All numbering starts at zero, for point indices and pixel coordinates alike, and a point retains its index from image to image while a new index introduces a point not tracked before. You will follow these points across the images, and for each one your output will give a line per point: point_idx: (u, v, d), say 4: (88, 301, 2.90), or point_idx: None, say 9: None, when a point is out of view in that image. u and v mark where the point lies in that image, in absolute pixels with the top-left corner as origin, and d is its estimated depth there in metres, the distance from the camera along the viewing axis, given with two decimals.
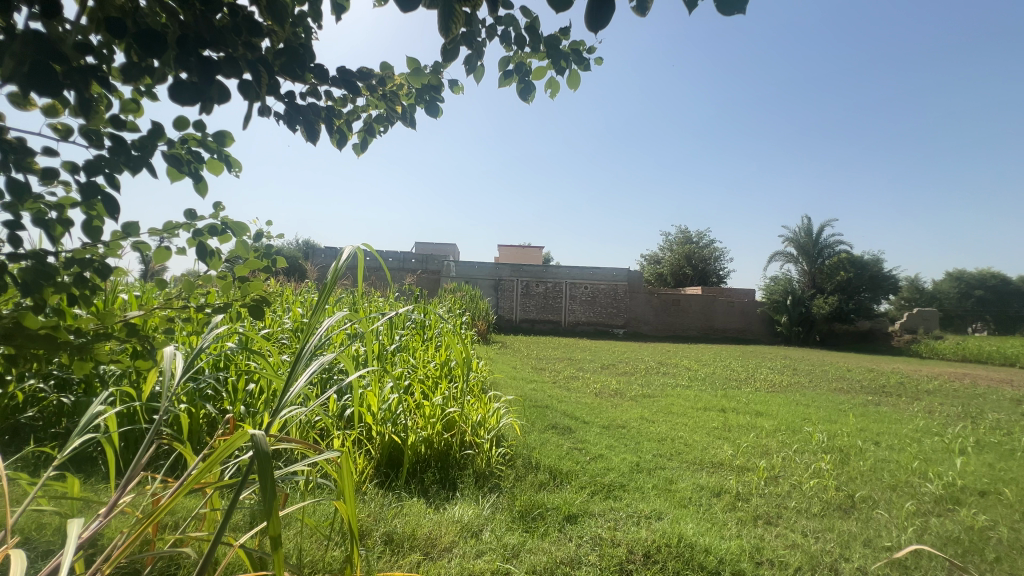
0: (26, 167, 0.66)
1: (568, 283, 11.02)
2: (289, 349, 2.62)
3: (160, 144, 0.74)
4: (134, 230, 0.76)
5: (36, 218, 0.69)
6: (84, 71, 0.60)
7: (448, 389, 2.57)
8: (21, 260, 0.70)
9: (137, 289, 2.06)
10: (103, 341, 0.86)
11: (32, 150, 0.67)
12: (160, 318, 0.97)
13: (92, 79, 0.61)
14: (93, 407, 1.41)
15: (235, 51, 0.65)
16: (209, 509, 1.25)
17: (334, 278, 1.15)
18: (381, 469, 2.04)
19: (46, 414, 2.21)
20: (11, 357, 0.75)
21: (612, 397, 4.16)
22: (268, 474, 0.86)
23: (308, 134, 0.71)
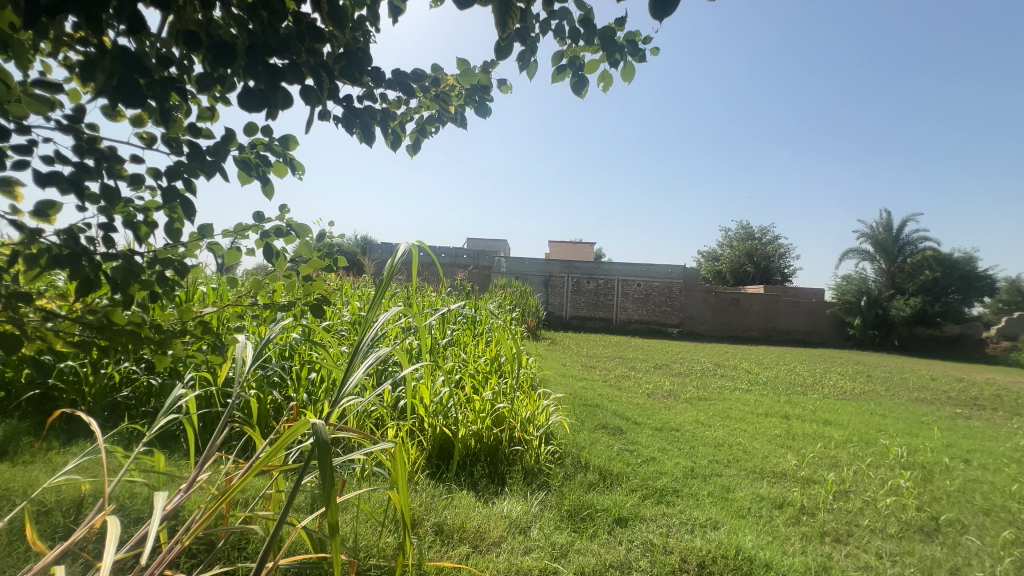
0: (117, 174, 0.72)
1: (620, 280, 10.79)
2: (347, 340, 2.74)
3: (232, 150, 0.78)
4: (209, 232, 0.81)
5: (126, 220, 0.75)
6: (167, 83, 0.64)
7: (498, 384, 2.59)
8: (113, 259, 0.77)
9: (214, 283, 2.22)
10: (182, 337, 0.93)
11: (122, 158, 0.72)
12: (232, 312, 1.04)
13: (173, 90, 0.65)
14: (176, 391, 1.53)
15: (298, 58, 0.67)
16: (275, 491, 1.33)
17: (390, 274, 1.17)
18: (433, 461, 2.10)
19: (138, 394, 2.45)
20: (104, 349, 0.83)
21: (665, 398, 4.02)
22: (327, 463, 0.90)
23: (365, 136, 0.72)
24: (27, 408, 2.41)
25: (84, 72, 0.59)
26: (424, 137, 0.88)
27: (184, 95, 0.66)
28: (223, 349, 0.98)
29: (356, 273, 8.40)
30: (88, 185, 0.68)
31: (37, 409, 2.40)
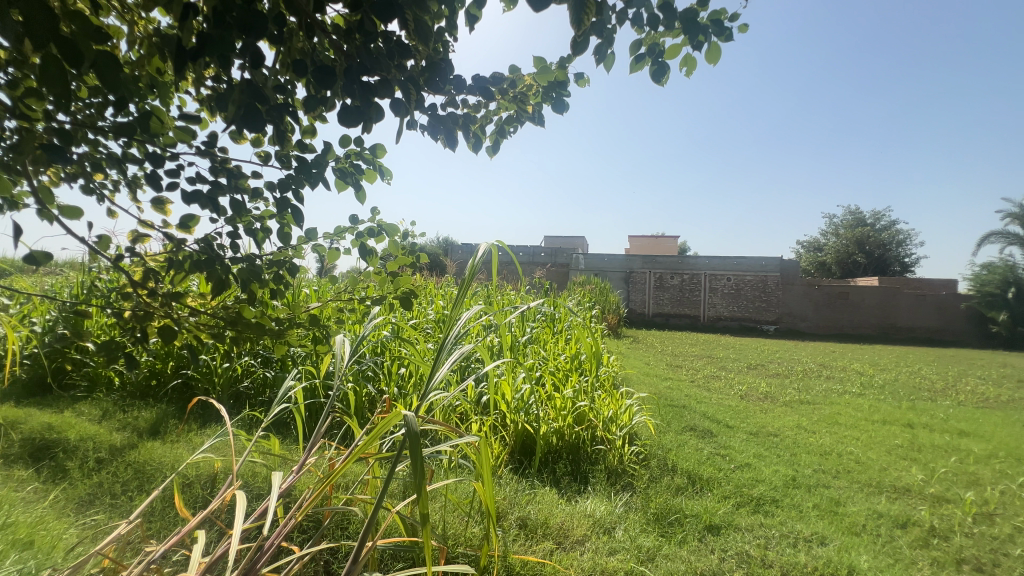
0: (241, 188, 0.82)
1: (706, 274, 10.19)
2: (432, 337, 2.88)
3: (330, 161, 0.85)
4: (314, 236, 0.89)
5: (248, 228, 0.86)
6: (280, 107, 0.71)
7: (579, 382, 2.57)
8: (239, 262, 0.88)
9: (316, 286, 2.45)
10: (295, 327, 1.03)
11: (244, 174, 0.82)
12: (333, 309, 1.14)
13: (285, 112, 0.72)
14: (287, 382, 1.71)
15: (388, 74, 0.71)
16: (372, 477, 1.44)
17: (472, 272, 1.22)
18: (515, 456, 2.14)
19: (256, 384, 2.77)
20: (235, 339, 0.95)
21: (761, 401, 3.74)
22: (418, 452, 0.95)
23: (449, 142, 0.75)
24: (174, 395, 2.84)
25: (216, 104, 0.68)
26: (504, 138, 0.90)
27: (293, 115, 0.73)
28: (326, 341, 1.08)
29: (439, 274, 8.80)
30: (220, 199, 0.78)
31: (181, 396, 2.82)
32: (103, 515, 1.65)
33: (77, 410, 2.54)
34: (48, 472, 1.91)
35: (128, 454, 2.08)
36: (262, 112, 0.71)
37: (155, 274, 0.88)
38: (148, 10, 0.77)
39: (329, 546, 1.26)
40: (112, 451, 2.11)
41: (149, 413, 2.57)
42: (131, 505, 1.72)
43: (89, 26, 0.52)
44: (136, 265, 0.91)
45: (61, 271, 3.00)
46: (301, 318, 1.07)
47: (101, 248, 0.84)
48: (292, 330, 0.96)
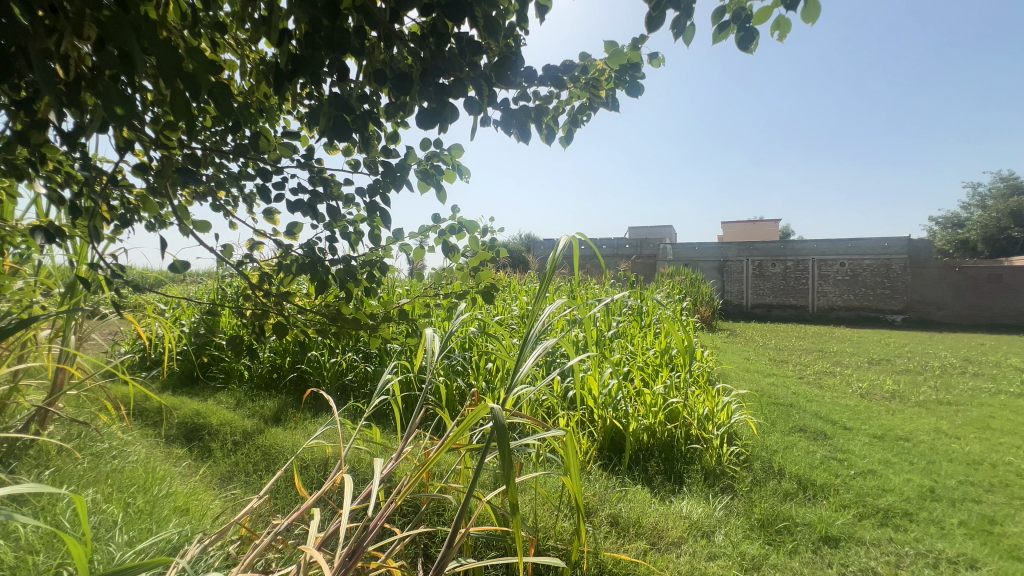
0: (335, 194, 0.88)
1: (815, 260, 9.20)
2: (517, 332, 2.94)
3: (411, 164, 0.88)
4: (400, 235, 0.92)
5: (343, 232, 0.92)
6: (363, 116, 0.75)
7: (670, 377, 2.45)
8: (337, 263, 0.95)
9: (407, 285, 2.60)
10: (388, 323, 1.09)
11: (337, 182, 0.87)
12: (421, 305, 1.18)
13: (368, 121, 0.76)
14: (384, 375, 1.84)
15: (462, 73, 0.72)
16: (464, 467, 1.49)
17: (553, 267, 1.20)
18: (605, 453, 2.11)
19: (359, 378, 3.02)
20: (336, 334, 1.02)
21: (887, 400, 3.29)
22: (506, 444, 0.96)
23: (522, 135, 0.73)
24: (292, 386, 3.19)
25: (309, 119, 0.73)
26: (579, 127, 0.87)
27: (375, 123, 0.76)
28: (416, 335, 1.13)
29: (520, 271, 8.93)
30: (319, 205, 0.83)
31: (297, 387, 3.16)
32: (240, 490, 1.90)
33: (217, 398, 2.95)
34: (198, 451, 2.25)
35: (257, 438, 2.38)
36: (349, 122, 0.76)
37: (269, 277, 0.98)
38: (255, 43, 0.86)
39: (426, 531, 1.33)
40: (245, 434, 2.43)
41: (273, 402, 2.91)
42: (261, 483, 1.97)
43: (206, 61, 0.58)
44: (254, 270, 1.02)
45: (202, 279, 3.51)
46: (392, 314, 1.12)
47: (226, 255, 0.96)
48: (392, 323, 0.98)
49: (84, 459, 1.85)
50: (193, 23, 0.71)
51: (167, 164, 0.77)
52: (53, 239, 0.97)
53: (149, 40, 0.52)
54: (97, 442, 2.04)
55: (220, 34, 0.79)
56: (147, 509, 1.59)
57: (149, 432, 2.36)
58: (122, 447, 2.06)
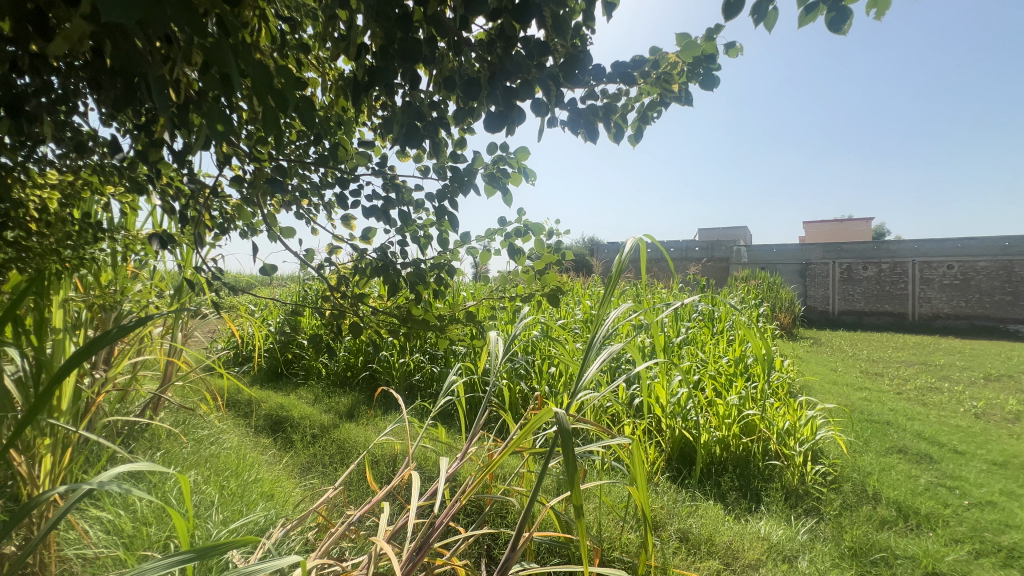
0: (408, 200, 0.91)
1: (915, 262, 8.27)
2: (581, 337, 2.91)
3: (478, 168, 0.89)
4: (468, 238, 0.93)
5: (413, 236, 0.95)
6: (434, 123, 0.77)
7: (745, 388, 2.31)
8: (407, 266, 0.98)
9: (471, 288, 2.65)
10: (455, 325, 1.09)
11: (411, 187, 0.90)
12: (487, 308, 1.18)
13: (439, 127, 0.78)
14: (450, 376, 1.89)
15: (529, 75, 0.69)
16: (528, 471, 1.49)
17: (619, 270, 1.17)
18: (673, 464, 2.03)
19: (426, 378, 3.13)
20: (406, 335, 1.05)
21: (1008, 422, 2.87)
22: (571, 451, 0.95)
23: (590, 135, 0.71)
24: (364, 384, 3.36)
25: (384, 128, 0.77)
26: (649, 124, 0.83)
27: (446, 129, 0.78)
28: (481, 338, 1.13)
29: (583, 275, 8.84)
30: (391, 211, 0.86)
31: (369, 385, 3.33)
32: (317, 480, 2.03)
33: (299, 393, 3.18)
34: (282, 442, 2.44)
35: (333, 432, 2.54)
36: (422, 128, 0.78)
37: (346, 279, 1.04)
38: (335, 60, 0.92)
39: (490, 532, 1.33)
40: (322, 428, 2.59)
41: (347, 399, 3.09)
42: (336, 475, 2.09)
43: (292, 78, 0.63)
44: (332, 272, 1.07)
45: (286, 283, 3.81)
46: (458, 316, 1.12)
47: (308, 259, 1.02)
48: (459, 325, 1.00)
49: (188, 444, 2.07)
50: (281, 44, 0.77)
51: (259, 176, 0.83)
52: (166, 246, 1.09)
53: (242, 60, 0.56)
54: (199, 429, 2.27)
55: (305, 54, 0.85)
56: (239, 492, 1.74)
57: (241, 423, 2.59)
58: (218, 434, 2.28)
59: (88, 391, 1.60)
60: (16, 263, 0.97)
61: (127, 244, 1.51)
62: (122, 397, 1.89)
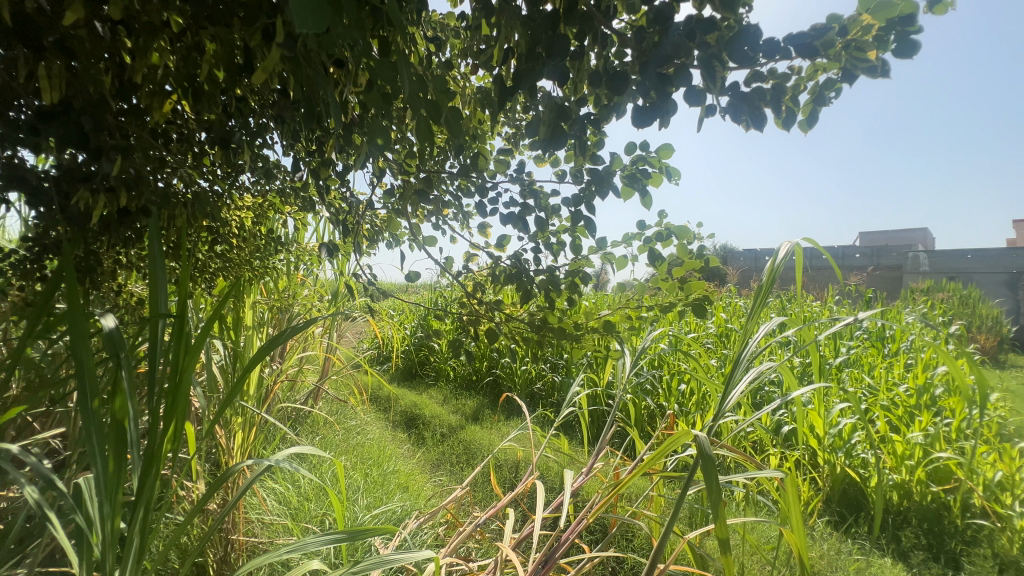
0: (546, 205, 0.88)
1: None
2: (714, 353, 2.67)
3: (617, 170, 0.84)
4: (604, 244, 0.88)
5: (546, 242, 0.92)
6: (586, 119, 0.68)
7: (934, 424, 1.89)
8: (542, 273, 0.96)
9: (595, 298, 2.59)
10: (593, 334, 1.01)
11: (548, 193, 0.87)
12: (623, 318, 1.06)
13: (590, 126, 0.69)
14: (575, 388, 1.90)
15: (690, 58, 0.57)
16: (658, 494, 1.43)
17: (771, 280, 1.02)
18: (834, 507, 1.73)
19: (548, 387, 3.17)
20: (539, 343, 1.02)
21: None
22: (715, 480, 0.84)
23: (756, 122, 0.61)
24: (488, 389, 3.50)
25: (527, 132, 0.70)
26: (828, 106, 0.69)
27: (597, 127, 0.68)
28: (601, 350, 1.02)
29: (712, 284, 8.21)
30: (528, 218, 0.86)
31: (493, 390, 3.44)
32: (446, 478, 2.14)
33: (430, 393, 3.42)
34: (416, 438, 2.63)
35: (460, 432, 2.66)
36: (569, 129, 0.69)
37: (481, 286, 1.06)
38: (475, 74, 0.94)
39: (618, 556, 1.26)
40: (450, 428, 2.74)
41: (473, 402, 3.23)
42: (463, 474, 2.19)
43: (443, 89, 0.64)
44: (467, 280, 1.09)
45: (421, 290, 4.15)
46: (594, 325, 1.03)
47: (447, 267, 1.06)
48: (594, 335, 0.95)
49: (340, 432, 2.34)
50: (430, 62, 0.80)
51: (409, 189, 0.88)
52: (331, 256, 1.23)
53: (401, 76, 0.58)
54: (348, 420, 2.55)
55: (449, 71, 0.89)
56: (380, 481, 1.91)
57: (381, 416, 2.86)
58: (364, 426, 2.54)
59: (269, 380, 1.90)
60: (223, 271, 1.17)
61: (299, 255, 1.75)
62: (292, 387, 2.20)
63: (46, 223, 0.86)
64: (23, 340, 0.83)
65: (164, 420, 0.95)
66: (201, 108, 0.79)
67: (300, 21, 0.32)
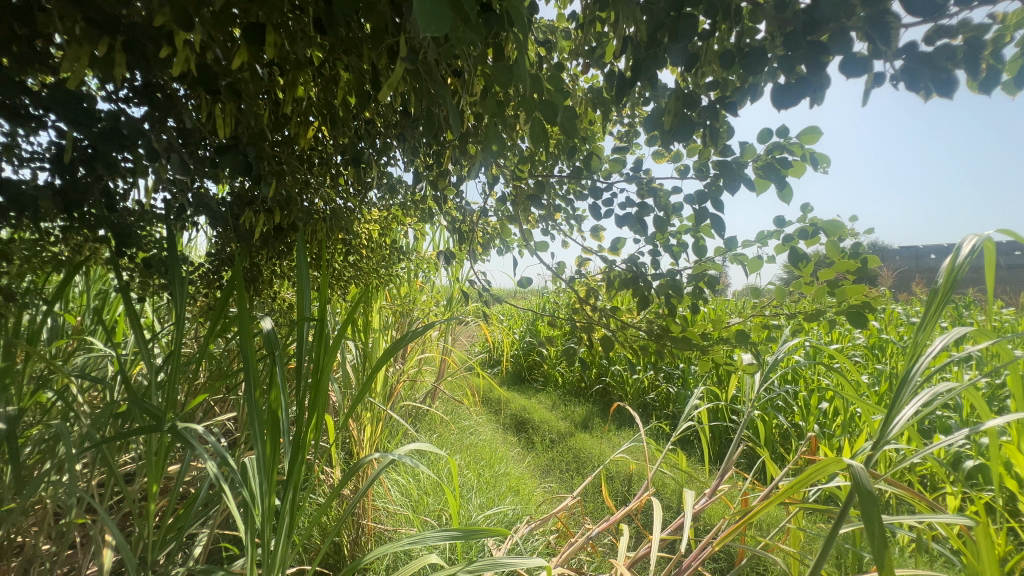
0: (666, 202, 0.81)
1: None
2: (865, 368, 2.30)
3: (749, 161, 0.75)
4: (734, 244, 0.79)
5: (667, 244, 0.85)
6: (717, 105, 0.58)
7: None
8: (662, 276, 0.89)
9: (716, 304, 2.38)
10: (722, 346, 0.89)
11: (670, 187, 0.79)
12: (761, 325, 0.91)
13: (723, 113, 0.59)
14: (694, 401, 1.74)
15: (850, 19, 0.48)
16: (797, 528, 1.27)
17: (954, 282, 0.82)
18: None
19: (662, 398, 3.00)
20: (659, 352, 0.94)
21: None
22: (876, 519, 0.67)
23: (942, 92, 0.50)
24: (597, 396, 3.42)
25: (646, 130, 0.63)
26: None
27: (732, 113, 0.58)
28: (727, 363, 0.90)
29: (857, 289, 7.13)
30: (646, 218, 0.80)
31: (602, 398, 3.35)
32: (556, 485, 2.13)
33: (539, 397, 3.45)
34: (526, 441, 2.66)
35: (569, 439, 2.63)
36: (696, 120, 0.60)
37: (595, 291, 1.01)
38: (588, 72, 0.91)
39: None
40: (559, 434, 2.72)
41: (582, 409, 3.18)
42: (573, 483, 2.15)
43: (556, 89, 0.62)
44: (580, 285, 1.06)
45: (529, 295, 4.21)
46: (723, 334, 0.91)
47: (559, 272, 1.04)
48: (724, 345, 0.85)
49: (455, 431, 2.45)
50: (541, 66, 0.79)
51: (522, 193, 0.88)
52: (447, 263, 1.29)
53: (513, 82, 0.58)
54: (462, 420, 2.66)
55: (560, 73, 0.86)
56: (492, 482, 1.95)
57: (492, 418, 2.94)
58: (476, 426, 2.64)
59: (393, 379, 2.05)
60: (355, 279, 1.28)
61: (418, 263, 1.87)
62: (412, 386, 2.36)
63: (222, 241, 1.02)
64: (206, 338, 0.98)
65: (308, 411, 1.06)
66: (337, 132, 0.87)
67: (423, 24, 0.32)
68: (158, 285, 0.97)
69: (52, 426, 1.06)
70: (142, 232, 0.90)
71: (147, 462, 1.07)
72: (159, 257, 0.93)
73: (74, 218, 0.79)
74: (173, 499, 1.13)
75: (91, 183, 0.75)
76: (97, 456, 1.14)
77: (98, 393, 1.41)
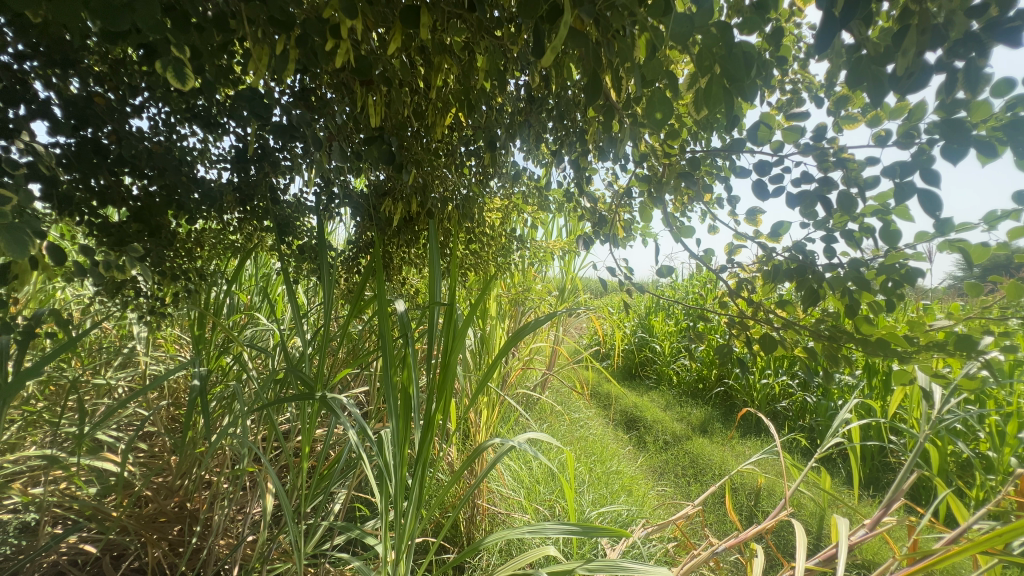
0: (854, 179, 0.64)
1: None
2: None
3: (982, 121, 0.56)
4: (949, 228, 0.62)
5: (846, 230, 0.70)
6: (982, 31, 0.40)
7: None
8: (840, 267, 0.74)
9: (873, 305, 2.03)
10: (926, 355, 0.70)
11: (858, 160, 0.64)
12: (986, 333, 0.70)
13: (996, 45, 0.40)
14: (847, 416, 1.49)
15: None
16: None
17: None
18: None
19: (798, 408, 2.66)
20: (833, 357, 0.78)
21: None
22: None
23: None
24: (718, 400, 3.15)
25: (845, 86, 0.47)
26: None
27: (1016, 48, 0.39)
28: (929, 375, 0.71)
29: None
30: (827, 197, 0.67)
31: (723, 402, 3.08)
32: (672, 490, 1.99)
33: (651, 395, 3.28)
34: (638, 439, 2.54)
35: (685, 443, 2.46)
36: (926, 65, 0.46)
37: (748, 283, 0.89)
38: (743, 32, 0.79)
39: None
40: (674, 436, 2.56)
41: (700, 412, 2.96)
42: (691, 491, 2.00)
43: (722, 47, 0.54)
44: (729, 276, 0.93)
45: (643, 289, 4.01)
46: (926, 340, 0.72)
47: (705, 260, 0.94)
48: (928, 350, 0.69)
49: (564, 422, 2.42)
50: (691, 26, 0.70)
51: (669, 171, 0.79)
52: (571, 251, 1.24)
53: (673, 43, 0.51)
54: (572, 412, 2.63)
55: None
56: (604, 478, 1.89)
57: (602, 413, 2.86)
58: (586, 420, 2.58)
59: (508, 366, 2.08)
60: (479, 267, 1.30)
61: (534, 252, 1.87)
62: (523, 374, 2.38)
63: (361, 229, 1.10)
64: (349, 318, 1.06)
65: (439, 391, 1.10)
66: (471, 118, 0.87)
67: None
68: (310, 269, 1.06)
69: (231, 385, 1.23)
70: (297, 222, 0.99)
71: (301, 423, 1.20)
72: (311, 244, 1.01)
73: (248, 210, 0.89)
74: (321, 458, 1.25)
75: (260, 180, 0.85)
76: (261, 414, 1.31)
77: (263, 360, 1.63)
